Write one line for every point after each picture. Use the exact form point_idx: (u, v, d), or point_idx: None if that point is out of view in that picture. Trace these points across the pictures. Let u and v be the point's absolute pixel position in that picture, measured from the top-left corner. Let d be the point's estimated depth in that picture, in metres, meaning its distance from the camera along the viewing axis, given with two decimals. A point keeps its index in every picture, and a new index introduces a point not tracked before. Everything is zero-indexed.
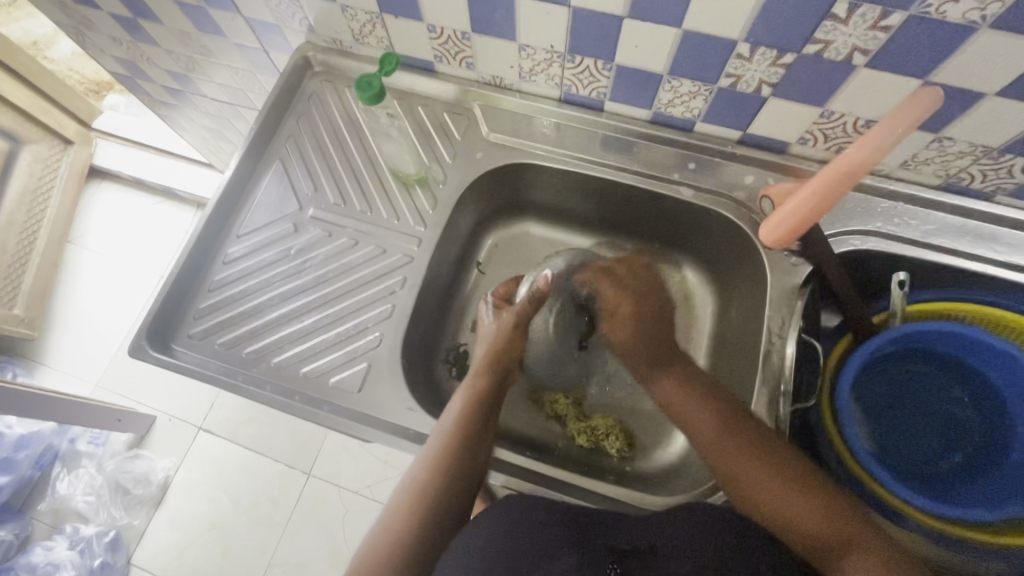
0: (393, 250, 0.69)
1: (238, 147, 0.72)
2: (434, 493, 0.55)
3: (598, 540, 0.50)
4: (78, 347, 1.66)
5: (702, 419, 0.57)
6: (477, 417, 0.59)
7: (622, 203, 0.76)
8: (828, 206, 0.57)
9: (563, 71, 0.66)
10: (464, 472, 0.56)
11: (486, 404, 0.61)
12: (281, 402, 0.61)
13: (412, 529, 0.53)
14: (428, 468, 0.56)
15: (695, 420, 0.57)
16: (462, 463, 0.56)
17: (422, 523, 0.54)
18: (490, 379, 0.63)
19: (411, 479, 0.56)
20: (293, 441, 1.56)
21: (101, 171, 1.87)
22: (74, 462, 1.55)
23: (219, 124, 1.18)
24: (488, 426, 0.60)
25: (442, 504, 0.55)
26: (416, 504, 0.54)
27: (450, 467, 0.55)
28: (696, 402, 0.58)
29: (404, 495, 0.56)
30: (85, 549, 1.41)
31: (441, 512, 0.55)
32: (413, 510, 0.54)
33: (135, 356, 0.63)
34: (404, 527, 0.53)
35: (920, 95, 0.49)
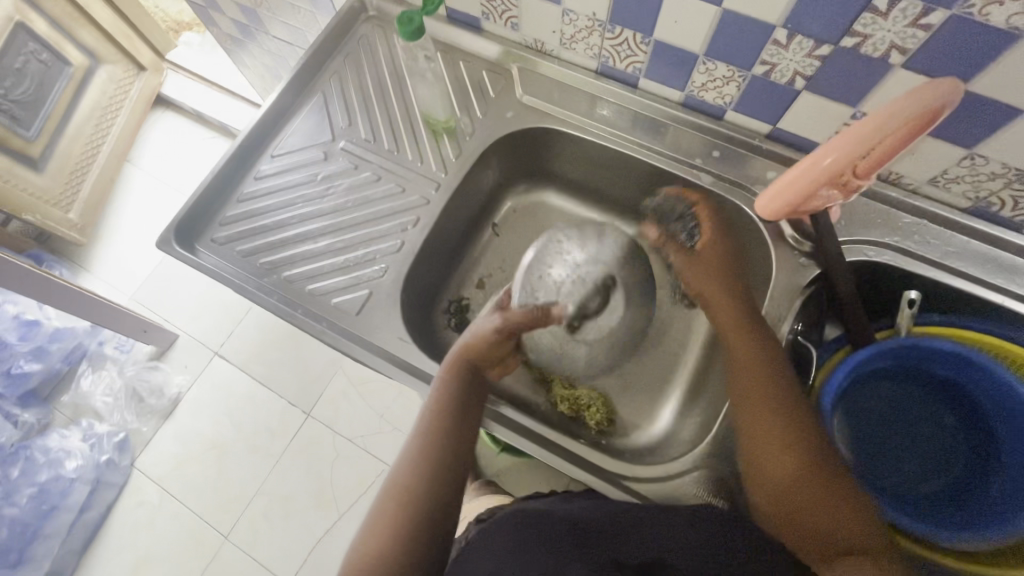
0: (412, 190, 0.71)
1: (285, 73, 0.75)
2: (418, 495, 0.56)
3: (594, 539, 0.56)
4: (120, 260, 1.77)
5: (766, 390, 0.56)
6: (451, 414, 0.60)
7: (642, 183, 0.76)
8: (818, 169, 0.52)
9: (602, 42, 0.67)
10: (444, 471, 0.58)
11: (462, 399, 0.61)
12: (285, 312, 0.65)
13: (400, 535, 0.54)
14: (411, 470, 0.57)
15: (754, 383, 0.57)
16: (442, 464, 0.58)
17: (409, 524, 0.55)
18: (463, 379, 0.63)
19: (394, 483, 0.58)
20: (299, 381, 1.62)
21: (167, 100, 1.97)
22: (100, 363, 1.64)
23: (277, 64, 1.24)
24: (465, 419, 0.60)
25: (426, 506, 0.56)
26: (401, 507, 0.55)
27: (432, 465, 0.58)
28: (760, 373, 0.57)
29: (389, 497, 0.57)
30: (95, 444, 1.51)
31: (427, 514, 0.55)
32: (398, 515, 0.55)
33: (161, 248, 0.67)
34: (390, 533, 0.54)
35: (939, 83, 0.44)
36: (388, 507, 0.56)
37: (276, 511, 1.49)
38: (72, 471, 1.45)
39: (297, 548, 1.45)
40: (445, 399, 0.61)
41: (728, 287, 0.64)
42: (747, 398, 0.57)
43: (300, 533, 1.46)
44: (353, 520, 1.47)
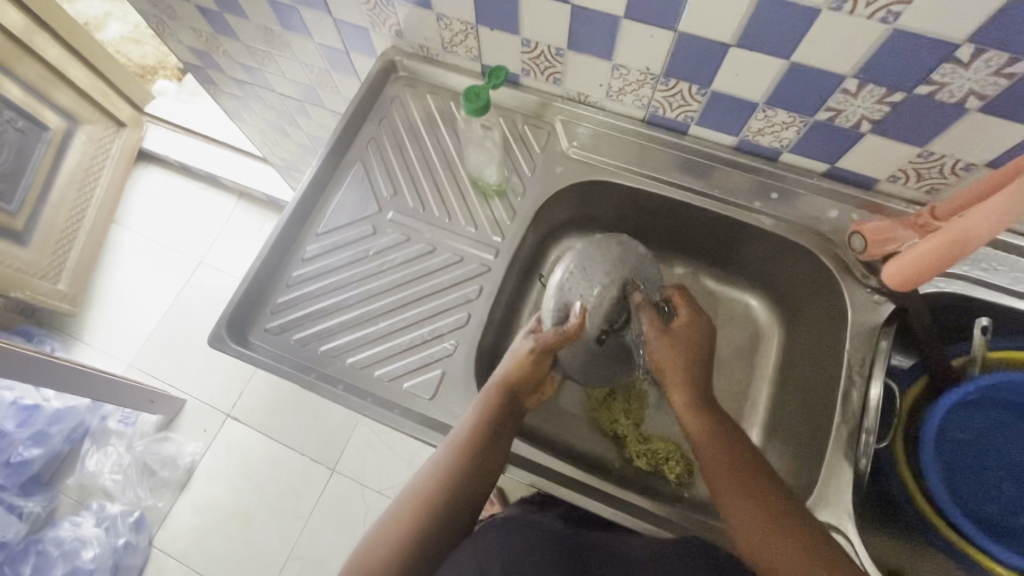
0: (470, 258, 0.69)
1: (322, 146, 0.72)
2: (440, 505, 0.55)
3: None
4: (116, 326, 1.68)
5: (717, 452, 0.56)
6: (487, 433, 0.58)
7: (696, 226, 0.75)
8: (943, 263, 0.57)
9: (653, 93, 0.66)
10: (470, 488, 0.56)
11: (495, 422, 0.59)
12: (357, 403, 0.61)
13: (411, 537, 0.54)
14: (431, 483, 0.56)
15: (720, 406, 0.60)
16: (467, 480, 0.56)
17: (422, 530, 0.54)
18: (504, 397, 0.60)
19: (412, 488, 0.57)
20: (319, 436, 1.57)
21: (148, 154, 1.90)
22: (104, 440, 1.56)
23: (280, 119, 1.20)
24: (501, 440, 0.58)
25: (440, 519, 0.55)
26: (415, 516, 0.55)
27: (451, 484, 0.56)
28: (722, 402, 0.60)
29: (405, 503, 0.56)
30: (110, 528, 1.42)
31: (442, 521, 0.55)
32: (411, 522, 0.55)
33: (212, 346, 0.63)
34: (402, 531, 0.54)
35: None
36: (401, 512, 0.56)
37: None
38: (90, 561, 1.37)
39: None
40: (477, 421, 0.58)
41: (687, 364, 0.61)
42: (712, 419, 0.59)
43: None
44: None
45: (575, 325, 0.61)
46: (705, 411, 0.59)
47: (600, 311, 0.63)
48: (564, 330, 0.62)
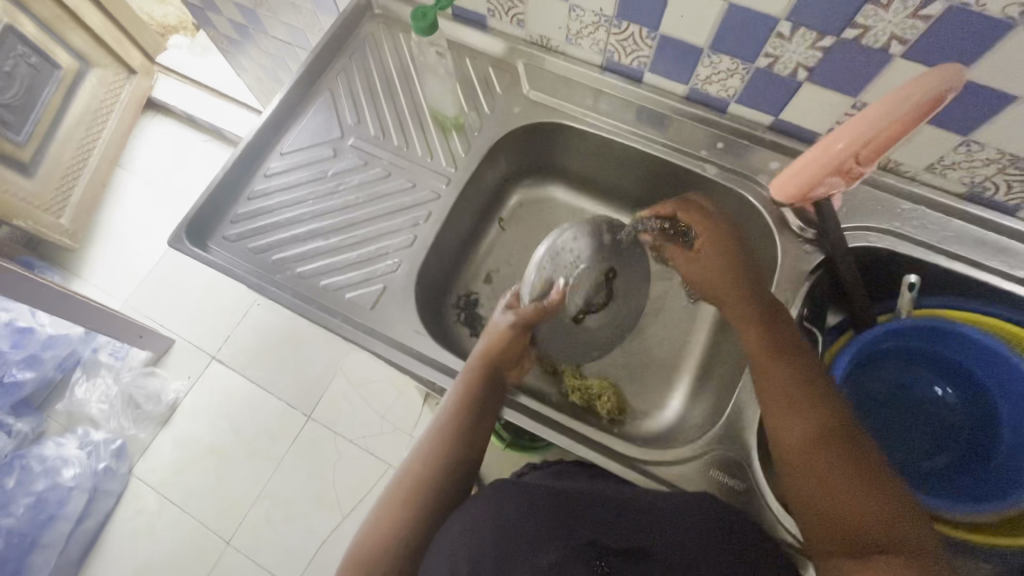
0: (423, 186, 0.72)
1: (293, 72, 0.76)
2: (429, 485, 0.57)
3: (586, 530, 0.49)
4: (113, 265, 1.75)
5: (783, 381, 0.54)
6: (469, 410, 0.59)
7: (647, 175, 0.78)
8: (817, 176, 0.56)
9: (608, 37, 0.68)
10: (457, 464, 0.58)
11: (479, 399, 0.60)
12: (300, 307, 0.65)
13: (405, 520, 0.55)
14: (422, 466, 0.57)
15: (795, 406, 0.53)
16: (453, 458, 0.58)
17: (416, 513, 0.56)
18: (485, 377, 0.61)
19: (403, 473, 0.58)
20: (298, 383, 1.62)
21: (157, 104, 1.95)
22: (94, 371, 1.62)
23: (275, 65, 1.24)
24: (484, 414, 0.60)
25: (437, 497, 0.57)
26: (410, 501, 0.56)
27: (441, 463, 0.58)
28: (802, 401, 0.53)
29: (400, 488, 0.58)
30: (92, 452, 1.49)
31: (435, 500, 0.56)
32: (405, 507, 0.56)
33: (172, 246, 0.67)
34: (397, 515, 0.56)
35: (942, 70, 0.48)
36: (395, 497, 0.57)
37: (278, 515, 1.48)
38: (69, 479, 1.43)
39: (301, 550, 1.45)
40: (462, 398, 0.60)
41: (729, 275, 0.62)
42: (781, 425, 0.53)
43: (303, 536, 1.46)
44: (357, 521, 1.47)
45: (557, 299, 0.63)
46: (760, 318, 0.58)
47: (581, 288, 0.66)
48: (544, 305, 0.63)
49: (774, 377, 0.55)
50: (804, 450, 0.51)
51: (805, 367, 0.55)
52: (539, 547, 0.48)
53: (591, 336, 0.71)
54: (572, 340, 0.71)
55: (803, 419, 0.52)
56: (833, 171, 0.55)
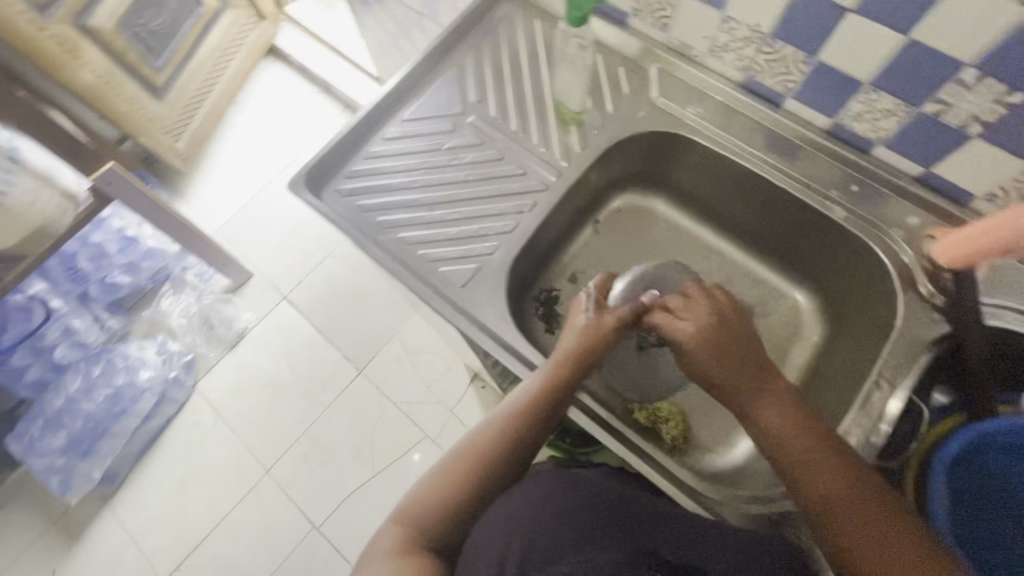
0: (533, 175, 0.72)
1: (428, 41, 0.77)
2: (488, 470, 0.56)
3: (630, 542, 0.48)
4: (213, 194, 1.87)
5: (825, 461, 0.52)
6: (544, 407, 0.57)
7: (764, 204, 0.73)
8: (984, 245, 0.55)
9: (757, 54, 0.65)
10: (518, 455, 0.57)
11: (555, 399, 0.58)
12: (396, 271, 0.66)
13: (458, 497, 0.56)
14: (484, 449, 0.57)
15: (810, 461, 0.52)
16: (516, 449, 0.57)
17: (470, 492, 0.56)
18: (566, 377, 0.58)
19: (463, 453, 0.57)
20: (357, 338, 1.68)
21: (276, 51, 2.05)
22: (181, 287, 1.74)
23: (397, 31, 1.26)
24: (556, 414, 0.58)
25: (491, 481, 0.56)
26: (464, 481, 0.56)
27: (503, 453, 0.57)
28: (825, 462, 0.52)
29: (455, 464, 0.57)
30: (167, 360, 1.62)
31: (490, 484, 0.56)
32: (459, 487, 0.56)
33: (290, 189, 0.70)
34: (450, 492, 0.56)
35: None
36: (452, 478, 0.56)
37: (315, 457, 1.56)
38: (144, 381, 1.57)
39: (330, 495, 1.52)
40: (539, 392, 0.58)
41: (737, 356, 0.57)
42: (806, 483, 0.52)
43: (335, 481, 1.53)
44: (387, 480, 1.52)
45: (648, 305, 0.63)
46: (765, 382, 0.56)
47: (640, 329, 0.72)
48: (638, 308, 0.62)
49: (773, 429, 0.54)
50: (837, 509, 0.50)
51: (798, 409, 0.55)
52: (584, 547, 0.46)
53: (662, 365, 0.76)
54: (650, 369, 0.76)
55: (833, 479, 0.51)
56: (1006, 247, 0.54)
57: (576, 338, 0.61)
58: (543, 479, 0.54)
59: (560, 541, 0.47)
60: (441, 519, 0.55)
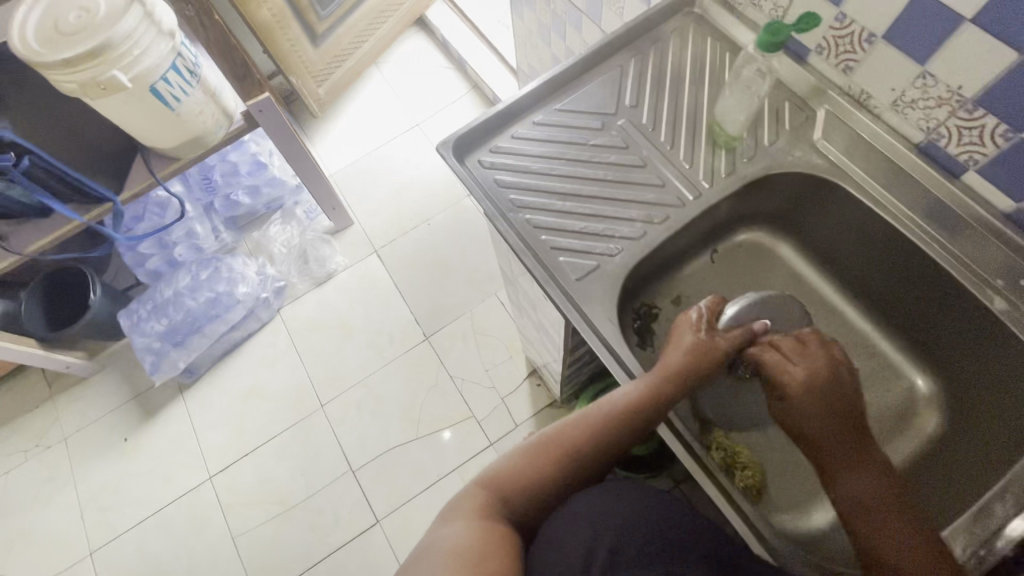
0: (671, 189, 0.71)
1: (596, 39, 0.78)
2: (575, 457, 0.60)
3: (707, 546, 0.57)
4: (337, 142, 2.00)
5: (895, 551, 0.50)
6: (639, 415, 0.59)
7: (909, 275, 0.69)
8: None
9: (948, 118, 0.61)
10: (605, 450, 0.61)
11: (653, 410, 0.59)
12: (518, 250, 0.68)
13: (543, 475, 0.60)
14: (576, 439, 0.60)
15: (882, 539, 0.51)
16: (605, 445, 0.60)
17: (556, 474, 0.60)
18: (669, 392, 0.59)
19: (555, 437, 0.61)
20: (432, 306, 1.74)
21: (423, 23, 2.16)
22: (289, 218, 1.88)
23: (549, 27, 1.29)
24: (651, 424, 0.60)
25: (576, 468, 0.60)
26: (553, 464, 0.60)
27: (593, 446, 0.60)
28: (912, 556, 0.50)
29: (546, 445, 0.61)
30: (263, 281, 1.75)
31: (575, 471, 0.60)
32: (547, 468, 0.60)
33: (438, 151, 0.74)
34: (537, 470, 0.60)
35: None
36: (541, 456, 0.61)
37: (367, 406, 1.63)
38: (240, 294, 1.68)
39: (372, 445, 1.58)
40: (639, 400, 0.59)
41: (829, 414, 0.56)
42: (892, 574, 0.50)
43: (380, 434, 1.59)
44: (427, 446, 1.57)
45: (762, 329, 0.62)
46: (851, 459, 0.55)
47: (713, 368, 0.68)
48: (749, 333, 0.62)
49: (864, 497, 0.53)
50: None
51: (884, 492, 0.53)
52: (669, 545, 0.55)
53: (742, 403, 0.73)
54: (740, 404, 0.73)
55: (918, 573, 0.49)
56: None
57: (684, 355, 0.61)
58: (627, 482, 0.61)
59: (651, 531, 0.56)
60: (522, 492, 0.59)
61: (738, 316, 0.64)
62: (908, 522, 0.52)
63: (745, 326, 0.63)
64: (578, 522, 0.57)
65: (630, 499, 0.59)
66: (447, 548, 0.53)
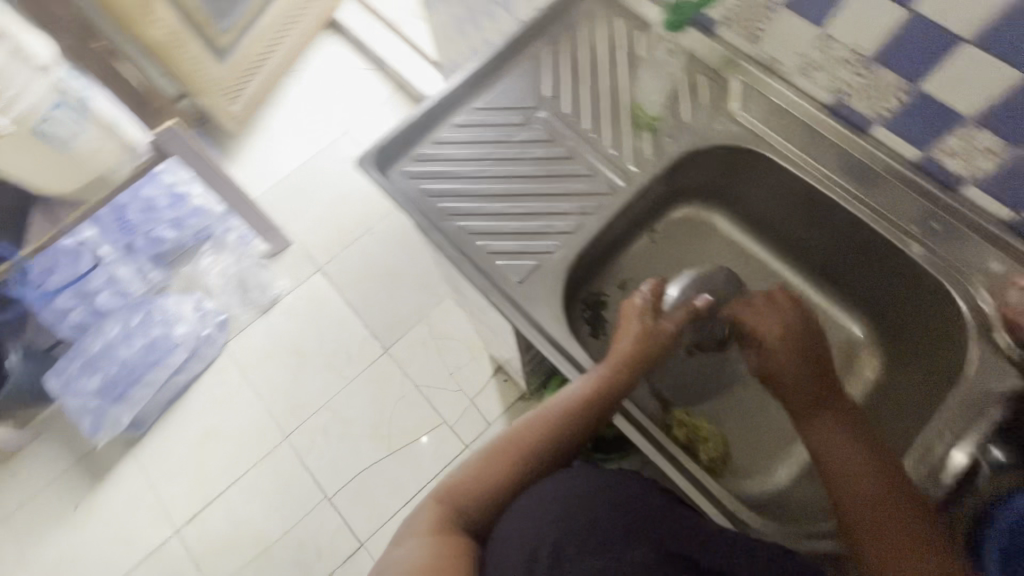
0: (601, 177, 0.71)
1: (507, 31, 0.76)
2: (533, 457, 0.58)
3: (668, 534, 0.50)
4: (261, 160, 1.90)
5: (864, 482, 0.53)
6: (594, 406, 0.58)
7: (833, 232, 0.71)
8: None
9: (852, 77, 0.63)
10: (563, 446, 0.59)
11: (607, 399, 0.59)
12: (455, 259, 0.66)
13: (502, 479, 0.57)
14: (534, 439, 0.58)
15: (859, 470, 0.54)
16: (563, 441, 0.59)
17: (515, 476, 0.57)
18: (622, 378, 0.59)
19: (511, 439, 0.59)
20: (386, 318, 1.69)
21: (336, 25, 2.07)
22: (221, 248, 1.75)
23: (464, 19, 1.25)
24: (607, 412, 0.59)
25: (535, 468, 0.58)
26: (510, 467, 0.57)
27: (551, 444, 0.58)
28: (875, 481, 0.53)
29: (501, 449, 0.58)
30: (201, 317, 1.66)
31: (534, 471, 0.58)
32: (505, 471, 0.57)
33: (356, 166, 0.70)
34: (495, 475, 0.57)
35: None
36: (499, 459, 0.58)
37: (334, 429, 1.58)
38: (178, 335, 1.62)
39: (344, 469, 1.54)
40: (593, 392, 0.59)
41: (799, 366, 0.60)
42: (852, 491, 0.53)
43: (351, 456, 1.55)
44: (401, 461, 1.53)
45: (704, 304, 0.65)
46: (821, 405, 0.58)
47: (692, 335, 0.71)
48: (693, 308, 0.65)
49: (826, 442, 0.56)
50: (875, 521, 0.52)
51: (855, 435, 0.56)
52: (627, 543, 0.48)
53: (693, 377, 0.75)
54: (693, 378, 0.75)
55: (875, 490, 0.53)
56: None
57: (633, 341, 0.61)
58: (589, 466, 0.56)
59: (603, 521, 0.49)
60: (482, 498, 0.57)
61: (680, 295, 0.66)
62: (877, 465, 0.54)
63: (690, 304, 0.65)
64: (526, 520, 0.51)
65: (583, 488, 0.52)
66: (405, 570, 0.51)
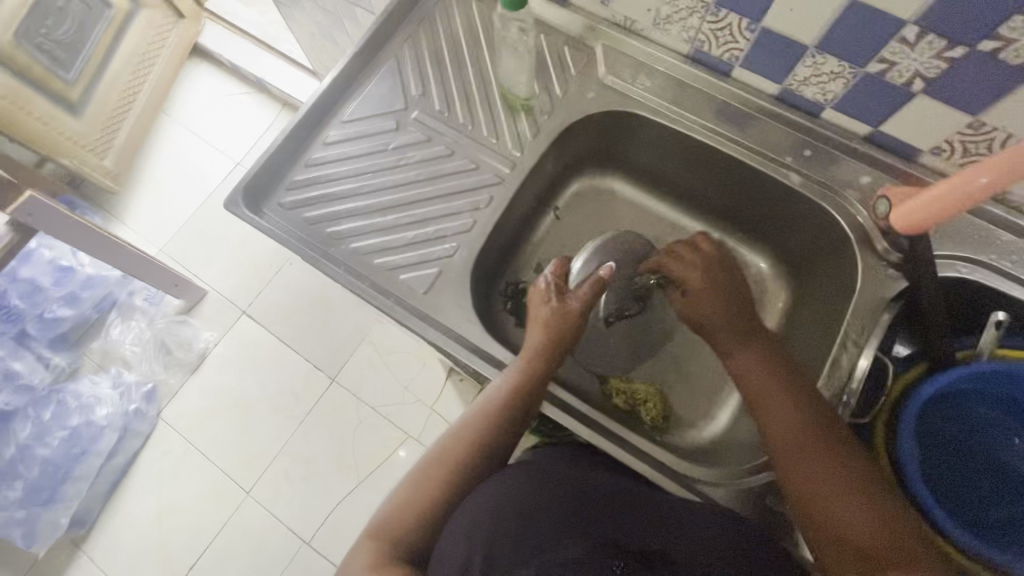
0: (486, 168, 0.69)
1: (360, 34, 0.72)
2: (463, 470, 0.56)
3: (596, 525, 0.48)
4: (153, 212, 1.76)
5: (787, 424, 0.53)
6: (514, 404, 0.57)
7: (720, 176, 0.73)
8: (943, 211, 0.56)
9: (701, 24, 0.64)
10: (494, 452, 0.58)
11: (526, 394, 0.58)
12: (352, 284, 0.63)
13: (435, 500, 0.55)
14: (461, 452, 0.57)
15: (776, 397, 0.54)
16: (492, 446, 0.57)
17: (448, 493, 0.55)
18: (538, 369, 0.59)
19: (439, 456, 0.57)
20: (327, 346, 1.63)
21: (202, 51, 1.91)
22: (129, 313, 1.64)
23: (330, 24, 1.18)
24: (529, 407, 0.58)
25: (467, 481, 0.56)
26: (441, 485, 0.56)
27: (479, 452, 0.57)
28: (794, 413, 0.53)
29: (431, 469, 0.57)
30: (124, 393, 1.54)
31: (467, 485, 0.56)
32: (436, 490, 0.55)
33: (226, 208, 0.65)
34: (428, 497, 0.55)
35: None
36: (429, 479, 0.56)
37: (297, 472, 1.52)
38: (103, 418, 1.49)
39: (316, 509, 1.48)
40: (511, 389, 0.58)
41: (726, 306, 0.60)
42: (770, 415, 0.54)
43: (321, 494, 1.49)
44: (374, 486, 1.50)
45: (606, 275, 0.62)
46: (746, 336, 0.58)
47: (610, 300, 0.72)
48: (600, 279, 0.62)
49: (747, 368, 0.57)
50: (790, 448, 0.52)
51: (775, 365, 0.56)
52: (557, 539, 0.46)
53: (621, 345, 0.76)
54: (622, 345, 0.76)
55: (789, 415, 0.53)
56: (953, 208, 0.55)
57: (542, 330, 0.60)
58: (521, 467, 0.55)
59: (532, 520, 0.47)
60: (416, 525, 0.54)
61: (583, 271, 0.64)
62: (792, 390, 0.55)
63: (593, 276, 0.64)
64: (456, 535, 0.49)
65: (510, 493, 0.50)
66: None
